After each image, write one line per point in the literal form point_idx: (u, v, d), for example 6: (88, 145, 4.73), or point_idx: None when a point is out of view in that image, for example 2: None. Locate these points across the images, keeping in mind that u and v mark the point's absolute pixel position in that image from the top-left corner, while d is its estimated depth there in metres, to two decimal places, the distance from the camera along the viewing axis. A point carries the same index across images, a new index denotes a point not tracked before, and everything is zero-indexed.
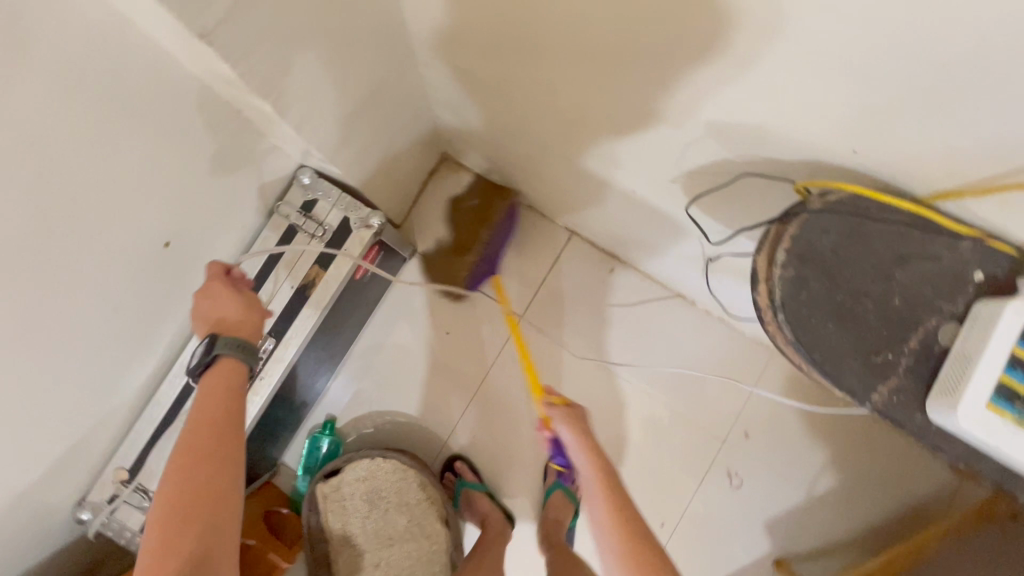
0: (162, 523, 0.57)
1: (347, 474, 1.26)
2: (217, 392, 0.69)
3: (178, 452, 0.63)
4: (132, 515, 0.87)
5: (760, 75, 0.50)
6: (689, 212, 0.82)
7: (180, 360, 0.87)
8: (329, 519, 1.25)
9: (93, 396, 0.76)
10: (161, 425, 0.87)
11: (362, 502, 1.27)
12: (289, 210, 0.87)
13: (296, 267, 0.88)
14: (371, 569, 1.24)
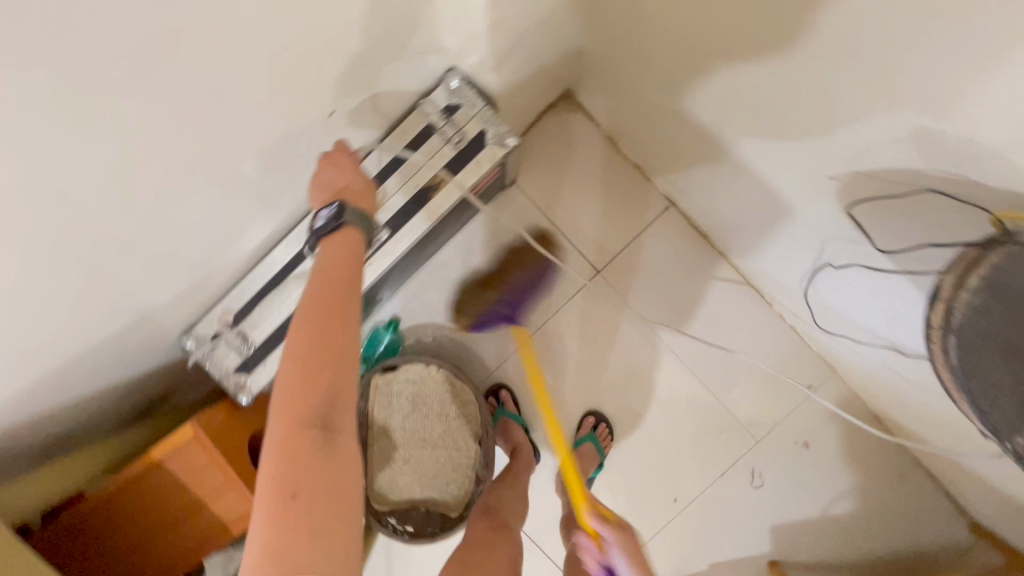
0: (293, 369, 0.60)
1: (401, 372, 1.34)
2: (338, 258, 0.70)
3: (306, 306, 0.64)
4: (228, 356, 0.92)
5: (1013, 88, 0.47)
6: (851, 214, 0.77)
7: (299, 227, 0.90)
8: (375, 409, 1.33)
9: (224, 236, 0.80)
10: (269, 283, 0.91)
11: (409, 401, 1.34)
12: (431, 108, 0.87)
13: (424, 168, 0.89)
14: (401, 463, 1.34)
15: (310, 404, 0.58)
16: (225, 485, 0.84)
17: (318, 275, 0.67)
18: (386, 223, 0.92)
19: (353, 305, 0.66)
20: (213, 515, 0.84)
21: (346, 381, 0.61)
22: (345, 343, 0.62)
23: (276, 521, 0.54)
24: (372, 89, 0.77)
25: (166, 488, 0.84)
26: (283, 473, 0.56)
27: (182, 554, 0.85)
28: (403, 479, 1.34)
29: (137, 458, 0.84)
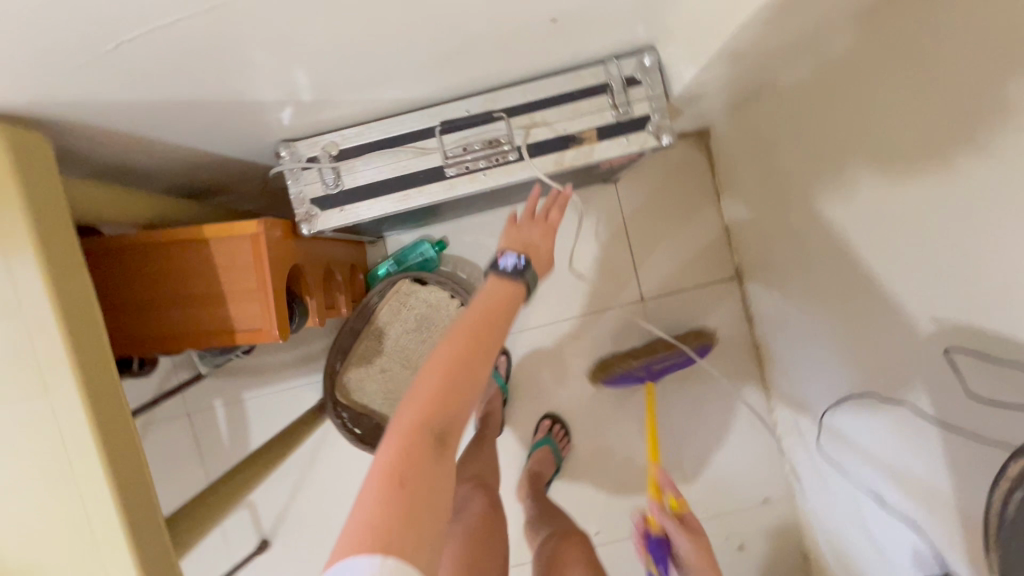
0: (434, 376, 0.65)
1: (422, 291, 1.32)
2: (502, 292, 0.76)
3: (461, 326, 0.70)
4: (313, 184, 0.90)
5: None
6: (949, 357, 0.74)
7: (442, 106, 0.88)
8: (382, 310, 1.32)
9: (381, 72, 0.77)
10: (386, 140, 0.89)
11: (414, 320, 1.33)
12: (616, 70, 0.88)
13: (580, 118, 0.89)
14: (378, 370, 1.33)
15: (437, 413, 0.63)
16: (253, 295, 0.83)
17: (480, 302, 0.74)
18: (519, 147, 0.90)
19: (498, 347, 0.71)
20: (227, 315, 0.83)
21: (468, 411, 0.67)
22: (481, 376, 0.68)
23: (383, 505, 0.57)
24: (593, 24, 0.77)
25: (195, 270, 0.82)
26: (397, 463, 0.60)
27: (177, 335, 0.84)
28: (371, 386, 1.33)
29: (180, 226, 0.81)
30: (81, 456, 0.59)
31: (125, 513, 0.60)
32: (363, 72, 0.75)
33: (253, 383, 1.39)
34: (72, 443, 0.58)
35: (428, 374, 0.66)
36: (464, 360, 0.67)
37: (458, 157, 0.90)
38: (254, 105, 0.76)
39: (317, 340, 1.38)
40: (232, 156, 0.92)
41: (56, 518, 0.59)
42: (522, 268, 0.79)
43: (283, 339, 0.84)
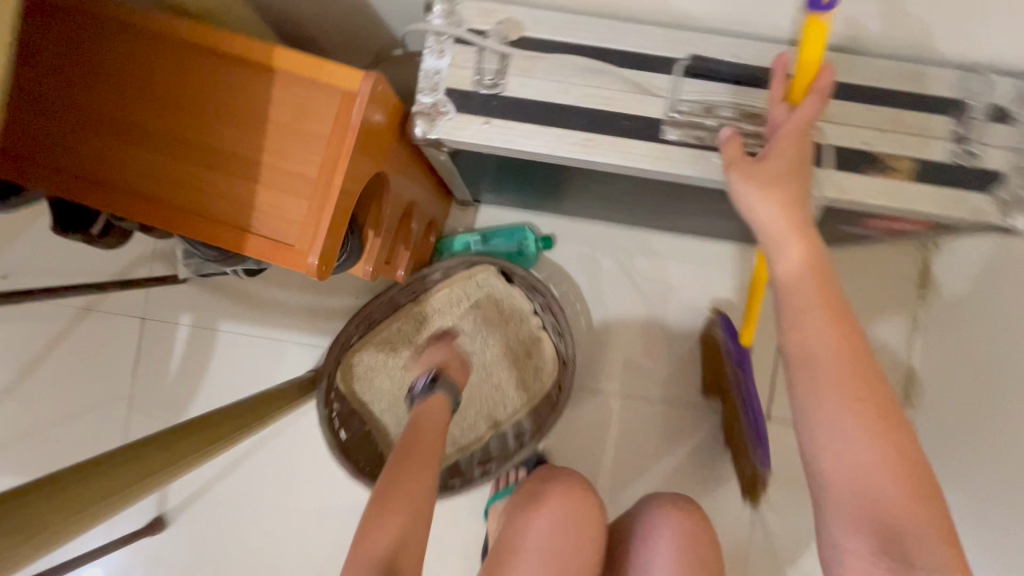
0: (378, 499, 0.59)
1: (498, 291, 0.96)
2: (427, 429, 0.73)
3: (395, 457, 0.66)
4: (461, 69, 0.56)
5: None
6: None
7: (698, 38, 0.56)
8: (438, 292, 0.97)
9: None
10: (597, 50, 0.56)
11: (472, 322, 0.98)
12: (981, 89, 0.54)
13: (896, 137, 0.55)
14: (400, 364, 0.98)
15: (386, 540, 0.54)
16: (302, 187, 0.48)
17: (409, 433, 0.71)
18: None
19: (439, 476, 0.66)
20: (246, 200, 0.49)
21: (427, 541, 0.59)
22: (428, 501, 0.62)
23: None
24: None
25: (236, 110, 0.49)
26: None
27: (155, 197, 0.49)
28: (384, 381, 0.98)
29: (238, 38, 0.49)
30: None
31: None
32: None
33: (239, 315, 1.03)
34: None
35: (371, 510, 0.58)
36: (403, 484, 0.61)
37: (692, 119, 0.55)
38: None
39: (341, 296, 1.03)
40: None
41: None
42: (432, 384, 0.82)
43: (318, 277, 0.48)
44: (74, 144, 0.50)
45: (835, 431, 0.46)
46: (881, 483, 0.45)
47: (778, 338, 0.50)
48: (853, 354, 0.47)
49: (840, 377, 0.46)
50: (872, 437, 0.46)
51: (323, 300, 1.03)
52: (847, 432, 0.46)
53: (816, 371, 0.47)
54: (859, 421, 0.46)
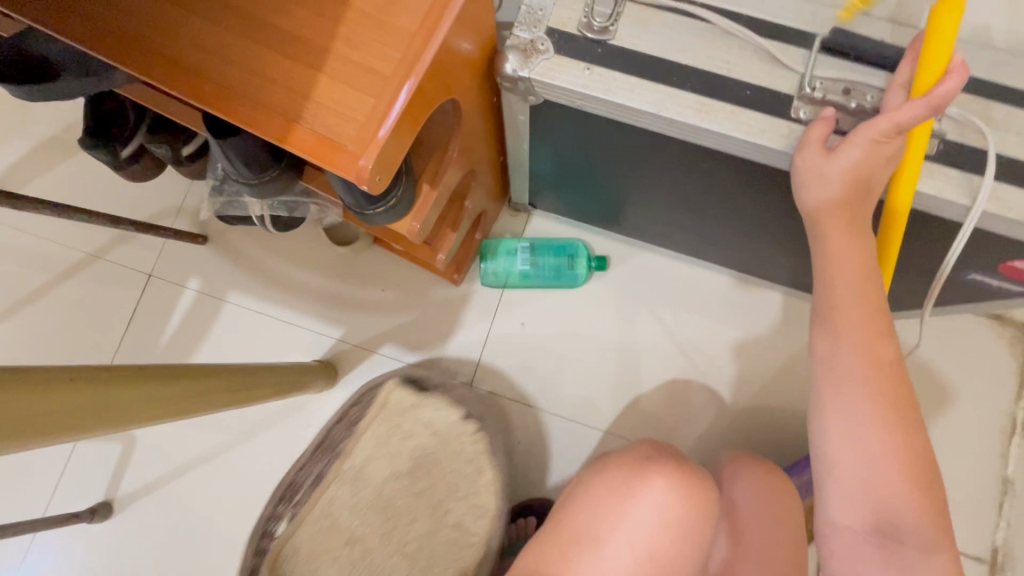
0: None
1: (424, 409, 0.80)
2: None
3: None
4: (565, 11, 0.50)
5: None
6: None
7: (840, 16, 0.49)
8: (366, 427, 0.79)
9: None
10: (723, 13, 0.49)
11: (409, 454, 0.79)
12: None
13: None
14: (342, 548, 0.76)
15: None
16: (366, 81, 0.40)
17: None
18: (941, 137, 0.46)
19: None
20: (301, 86, 0.41)
21: None
22: None
23: None
24: None
25: None
26: None
27: (196, 66, 0.41)
28: (329, 568, 0.76)
29: None
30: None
31: None
32: None
33: (249, 289, 0.93)
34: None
35: None
36: None
37: (831, 98, 0.47)
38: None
39: (364, 286, 0.93)
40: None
41: None
42: None
43: (364, 183, 0.40)
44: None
45: (853, 431, 0.46)
46: (892, 479, 0.45)
47: (811, 347, 0.50)
48: (885, 358, 0.47)
49: (868, 380, 0.46)
50: (891, 436, 0.45)
51: (342, 287, 0.93)
52: (857, 412, 0.46)
53: (838, 350, 0.47)
54: (881, 422, 0.45)
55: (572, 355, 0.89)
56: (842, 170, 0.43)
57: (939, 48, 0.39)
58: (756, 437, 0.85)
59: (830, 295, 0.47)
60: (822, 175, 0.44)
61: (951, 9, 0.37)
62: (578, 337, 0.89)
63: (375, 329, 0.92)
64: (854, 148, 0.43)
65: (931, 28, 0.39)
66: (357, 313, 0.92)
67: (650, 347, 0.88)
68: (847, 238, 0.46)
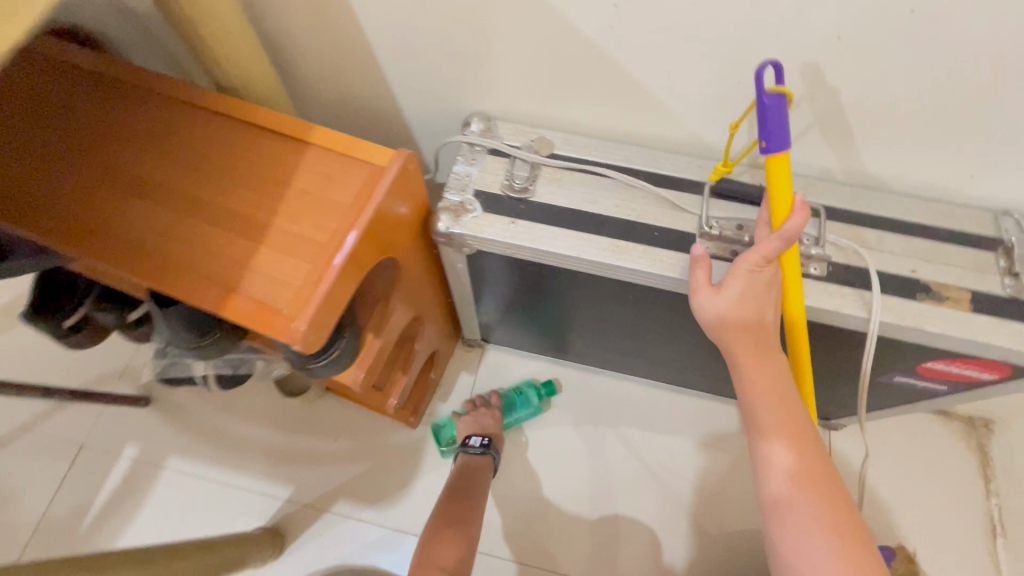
0: None
1: None
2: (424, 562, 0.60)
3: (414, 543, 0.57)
4: (491, 176, 0.57)
5: None
6: None
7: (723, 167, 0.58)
8: None
9: (697, 21, 0.46)
10: (625, 169, 0.57)
11: None
12: (1018, 229, 0.53)
13: (943, 268, 0.52)
14: None
15: None
16: (305, 250, 0.44)
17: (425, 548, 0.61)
18: (829, 259, 0.53)
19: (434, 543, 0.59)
20: (242, 259, 0.44)
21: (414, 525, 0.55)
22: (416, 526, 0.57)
23: None
24: None
25: (257, 173, 0.47)
26: None
27: (142, 248, 0.44)
28: None
29: (273, 114, 0.49)
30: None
31: None
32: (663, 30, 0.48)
33: (189, 449, 0.88)
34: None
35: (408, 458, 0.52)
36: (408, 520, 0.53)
37: (728, 234, 0.53)
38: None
39: (316, 436, 0.89)
40: (400, 103, 0.62)
41: None
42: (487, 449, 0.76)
43: (300, 346, 0.41)
44: (72, 190, 0.47)
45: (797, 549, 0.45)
46: None
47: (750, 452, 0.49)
48: (816, 472, 0.46)
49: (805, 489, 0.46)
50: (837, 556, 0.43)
51: (292, 439, 0.88)
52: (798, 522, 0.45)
53: (768, 457, 0.48)
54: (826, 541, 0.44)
55: (539, 491, 0.85)
56: (733, 300, 0.47)
57: (781, 192, 0.44)
58: (737, 564, 0.80)
59: (753, 408, 0.49)
60: (718, 309, 0.48)
61: (778, 162, 0.43)
62: (542, 470, 0.86)
63: (328, 484, 0.86)
64: (738, 278, 0.47)
65: (769, 180, 0.44)
66: (308, 465, 0.87)
67: (613, 474, 0.85)
68: (754, 361, 0.48)
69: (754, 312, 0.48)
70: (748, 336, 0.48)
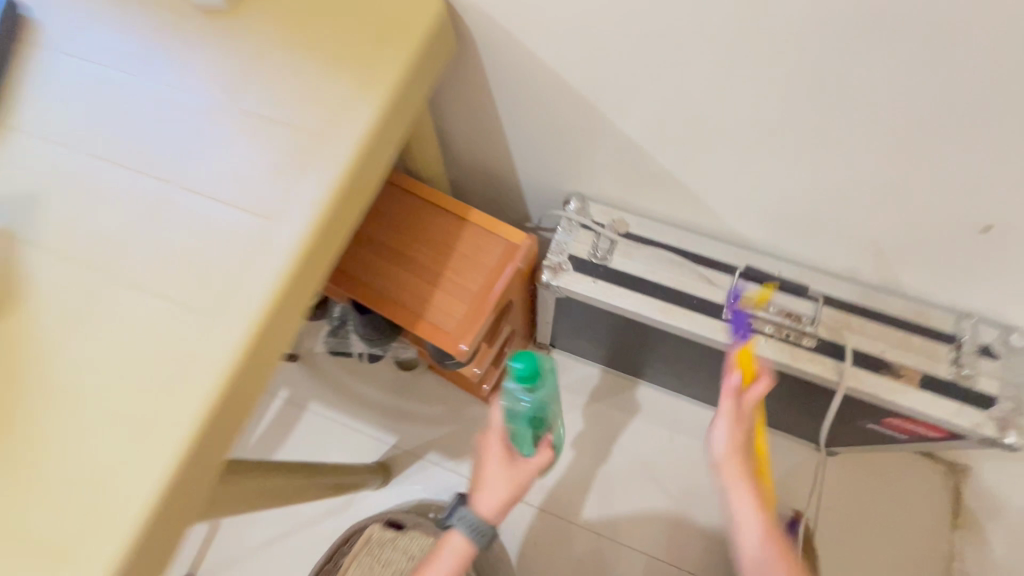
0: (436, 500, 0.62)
1: (394, 545, 0.99)
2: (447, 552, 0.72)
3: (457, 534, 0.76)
4: (581, 244, 0.81)
5: None
6: None
7: (752, 255, 0.79)
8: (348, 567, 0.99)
9: (738, 171, 0.67)
10: (679, 250, 0.79)
11: None
12: (968, 331, 0.73)
13: (904, 353, 0.72)
14: None
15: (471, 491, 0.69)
16: (465, 296, 0.70)
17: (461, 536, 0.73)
18: (819, 337, 0.73)
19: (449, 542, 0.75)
20: (426, 297, 0.70)
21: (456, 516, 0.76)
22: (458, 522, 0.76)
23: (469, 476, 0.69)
24: (985, 255, 0.65)
25: (433, 239, 0.73)
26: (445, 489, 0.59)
27: (364, 283, 0.71)
28: None
29: (444, 198, 0.74)
30: (225, 331, 0.43)
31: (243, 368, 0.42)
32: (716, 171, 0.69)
33: (324, 399, 1.18)
34: (239, 309, 0.43)
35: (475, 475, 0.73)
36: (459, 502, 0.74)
37: (746, 309, 0.75)
38: (605, 132, 0.68)
39: (416, 402, 1.17)
40: (517, 180, 0.86)
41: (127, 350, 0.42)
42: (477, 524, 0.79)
43: (461, 357, 0.67)
44: None
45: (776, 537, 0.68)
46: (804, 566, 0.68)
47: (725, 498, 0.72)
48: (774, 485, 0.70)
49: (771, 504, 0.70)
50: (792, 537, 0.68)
51: (399, 401, 1.17)
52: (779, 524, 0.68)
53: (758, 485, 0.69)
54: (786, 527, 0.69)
55: (581, 466, 1.10)
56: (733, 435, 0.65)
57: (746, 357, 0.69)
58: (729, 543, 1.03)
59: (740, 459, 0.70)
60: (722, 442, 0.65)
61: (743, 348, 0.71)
62: (585, 452, 1.11)
63: (424, 439, 1.15)
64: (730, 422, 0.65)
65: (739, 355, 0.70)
66: (409, 422, 1.16)
67: (640, 463, 1.09)
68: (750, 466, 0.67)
69: (740, 450, 0.65)
70: (737, 467, 0.64)
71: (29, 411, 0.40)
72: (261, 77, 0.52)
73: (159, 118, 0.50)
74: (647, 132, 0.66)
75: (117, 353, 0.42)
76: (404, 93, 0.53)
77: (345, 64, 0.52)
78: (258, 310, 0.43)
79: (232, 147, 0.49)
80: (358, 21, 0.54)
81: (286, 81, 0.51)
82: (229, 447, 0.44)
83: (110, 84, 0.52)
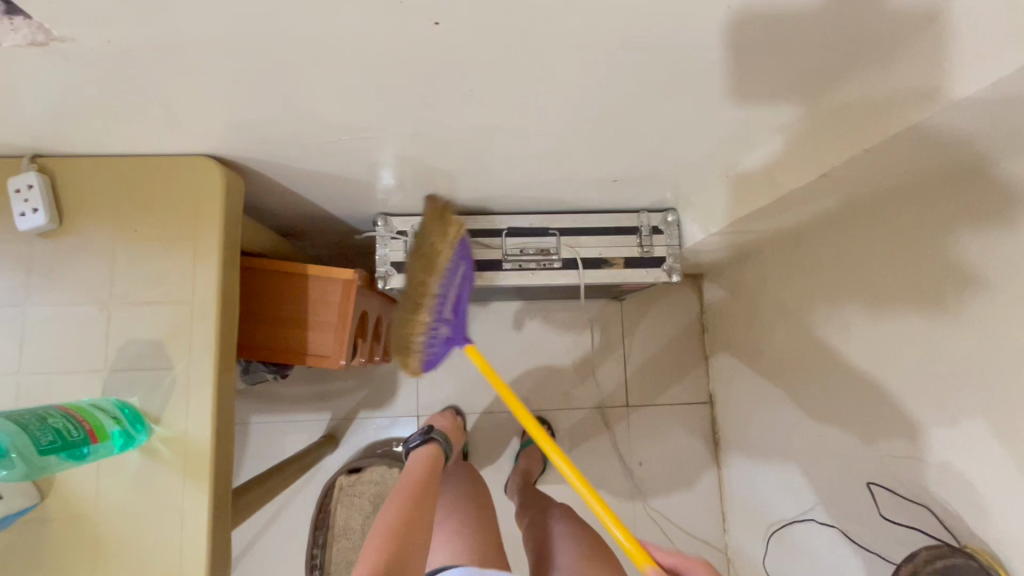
0: None
1: (361, 481, 1.43)
2: None
3: None
4: (398, 251, 1.12)
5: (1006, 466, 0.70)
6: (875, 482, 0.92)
7: (510, 217, 1.13)
8: (339, 506, 1.42)
9: (476, 183, 1.00)
10: (462, 232, 1.13)
11: (369, 502, 1.42)
12: (645, 220, 1.16)
13: (612, 248, 1.15)
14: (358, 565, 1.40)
15: None
16: (329, 327, 1.01)
17: None
18: (563, 257, 1.14)
19: None
20: (304, 338, 1.01)
21: None
22: None
23: None
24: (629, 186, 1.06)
25: (288, 297, 1.00)
26: None
27: (257, 346, 1.00)
28: None
29: (281, 263, 1.00)
30: (195, 443, 0.71)
31: (214, 451, 0.72)
32: (461, 186, 1.02)
33: (265, 409, 1.49)
34: (196, 429, 0.72)
35: None
36: None
37: (516, 257, 1.13)
38: (378, 186, 0.97)
39: (333, 381, 1.51)
40: (333, 217, 1.13)
41: (140, 476, 0.70)
42: None
43: (346, 367, 1.02)
44: None
45: None
46: None
47: None
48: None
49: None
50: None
51: (322, 386, 1.51)
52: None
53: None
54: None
55: (470, 373, 1.54)
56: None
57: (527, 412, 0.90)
58: (576, 379, 1.57)
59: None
60: None
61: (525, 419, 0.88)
62: (468, 363, 1.54)
63: (353, 404, 1.51)
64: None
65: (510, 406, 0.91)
66: (335, 397, 1.51)
67: (507, 354, 1.55)
68: None
69: None
70: None
71: (106, 533, 0.69)
72: (123, 274, 0.74)
73: (64, 332, 0.72)
74: (405, 180, 0.96)
75: (136, 482, 0.70)
76: (227, 243, 0.77)
77: (175, 235, 0.75)
78: (210, 424, 0.72)
79: (133, 333, 0.73)
80: (169, 206, 0.76)
81: (138, 263, 0.74)
82: (228, 490, 0.75)
83: (12, 319, 0.72)
